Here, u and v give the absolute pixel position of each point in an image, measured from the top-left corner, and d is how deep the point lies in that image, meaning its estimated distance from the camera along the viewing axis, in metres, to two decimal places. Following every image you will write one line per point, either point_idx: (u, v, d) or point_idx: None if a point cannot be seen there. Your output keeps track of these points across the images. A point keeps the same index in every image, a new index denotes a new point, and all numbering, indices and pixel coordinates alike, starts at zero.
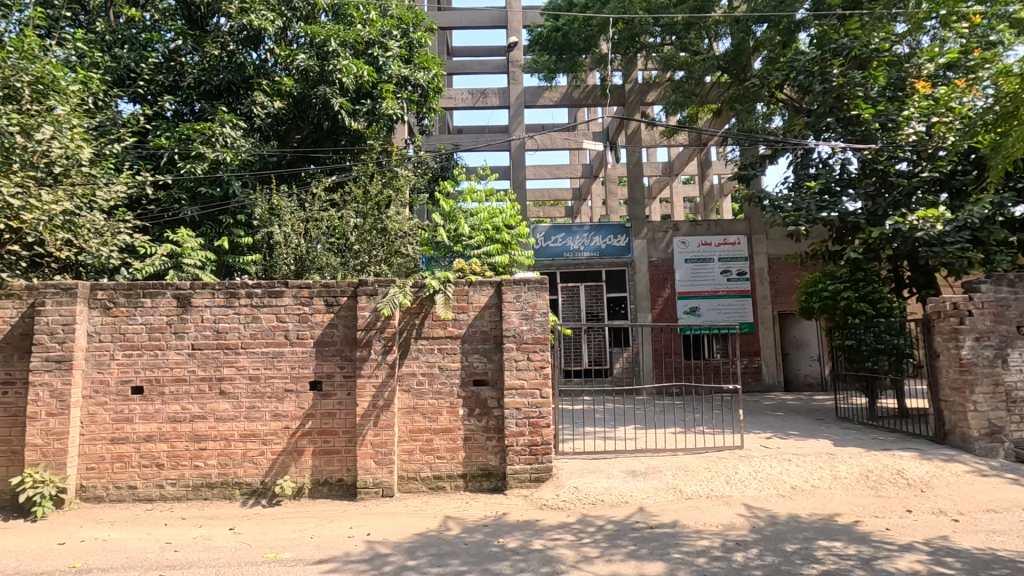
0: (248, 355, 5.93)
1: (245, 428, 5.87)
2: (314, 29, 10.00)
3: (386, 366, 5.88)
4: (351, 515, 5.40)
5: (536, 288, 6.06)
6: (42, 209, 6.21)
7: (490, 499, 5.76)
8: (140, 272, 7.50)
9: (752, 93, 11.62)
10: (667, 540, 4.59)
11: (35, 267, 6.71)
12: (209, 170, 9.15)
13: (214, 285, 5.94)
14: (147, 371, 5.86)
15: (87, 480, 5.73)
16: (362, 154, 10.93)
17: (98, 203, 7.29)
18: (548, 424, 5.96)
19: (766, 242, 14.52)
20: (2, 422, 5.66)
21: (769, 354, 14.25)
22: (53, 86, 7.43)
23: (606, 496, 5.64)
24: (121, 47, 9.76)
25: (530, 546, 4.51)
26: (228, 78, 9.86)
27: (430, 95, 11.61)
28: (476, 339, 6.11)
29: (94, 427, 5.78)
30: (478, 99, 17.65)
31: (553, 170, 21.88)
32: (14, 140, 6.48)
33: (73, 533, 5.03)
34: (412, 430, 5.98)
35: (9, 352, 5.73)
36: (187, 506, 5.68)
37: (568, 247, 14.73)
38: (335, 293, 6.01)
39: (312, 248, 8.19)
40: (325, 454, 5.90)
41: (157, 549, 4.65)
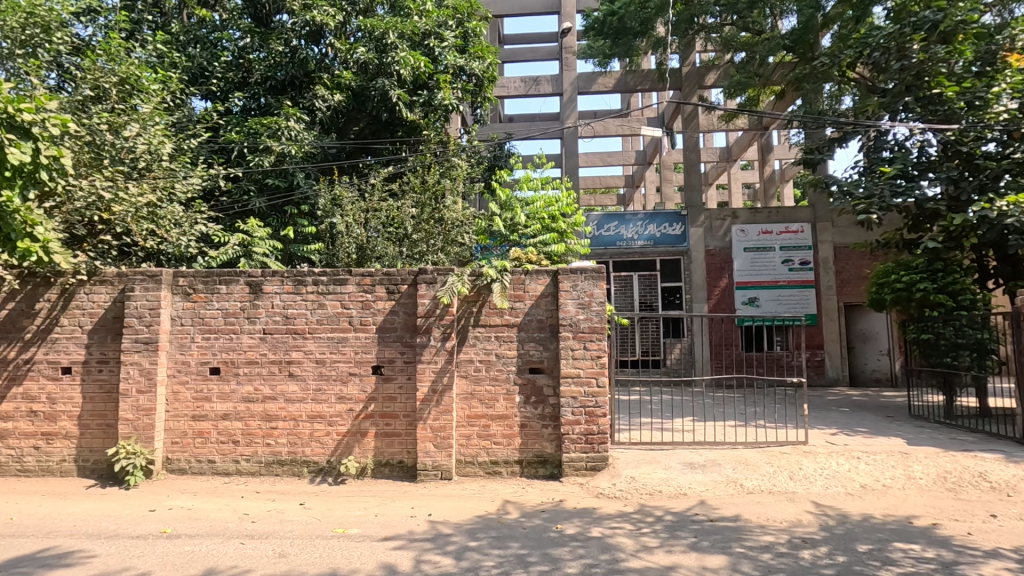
0: (315, 340, 6.21)
1: (312, 409, 6.17)
2: (372, 22, 10.18)
3: (445, 353, 6.02)
4: (413, 495, 5.60)
5: (592, 278, 6.03)
6: (130, 202, 6.72)
7: (547, 486, 5.82)
8: (215, 259, 7.91)
9: (821, 73, 11.04)
10: (729, 534, 4.52)
11: (125, 256, 7.21)
12: (276, 162, 9.57)
13: (283, 273, 6.23)
14: (224, 354, 6.23)
15: (172, 453, 6.17)
16: (419, 144, 11.10)
17: (178, 195, 7.65)
18: (605, 414, 5.95)
19: (831, 230, 13.86)
20: (98, 397, 6.17)
21: (833, 347, 13.65)
22: (138, 86, 8.02)
23: (664, 487, 5.59)
24: (193, 47, 10.32)
25: (589, 533, 4.55)
26: (291, 73, 10.16)
27: (485, 84, 11.69)
28: (532, 327, 6.14)
29: (178, 405, 6.21)
30: (531, 87, 17.63)
31: (605, 157, 21.60)
32: (105, 138, 7.05)
33: (161, 501, 5.46)
34: (470, 415, 6.11)
35: (103, 333, 6.22)
36: (261, 481, 6.04)
37: (622, 236, 14.60)
38: (396, 282, 6.19)
39: (371, 237, 8.41)
40: (386, 437, 6.12)
41: (237, 519, 4.97)
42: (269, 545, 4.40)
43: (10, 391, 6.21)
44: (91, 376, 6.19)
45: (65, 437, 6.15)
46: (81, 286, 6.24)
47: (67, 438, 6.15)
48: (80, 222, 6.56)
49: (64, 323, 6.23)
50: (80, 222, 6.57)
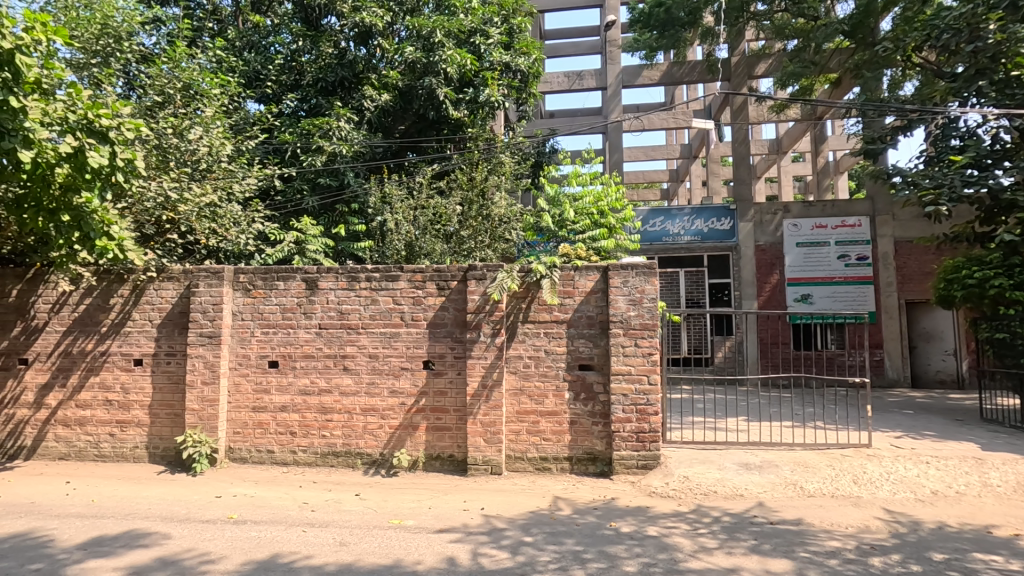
0: (368, 335, 6.35)
1: (366, 402, 6.31)
2: (420, 22, 10.32)
3: (495, 348, 6.05)
4: (464, 489, 5.67)
5: (643, 274, 5.93)
6: (194, 201, 7.06)
7: (597, 483, 5.79)
8: (271, 257, 8.21)
9: (883, 58, 10.55)
10: (792, 538, 4.38)
11: (188, 254, 7.54)
12: (327, 162, 9.82)
13: (337, 270, 6.39)
14: (281, 348, 6.45)
15: (234, 442, 6.43)
16: (463, 142, 11.18)
17: (236, 195, 7.94)
18: (656, 412, 5.86)
19: (891, 224, 13.22)
20: (167, 387, 6.49)
21: (894, 347, 13.03)
22: (200, 91, 8.40)
23: (718, 487, 5.47)
24: (248, 51, 10.72)
25: (645, 532, 4.49)
26: (341, 74, 10.39)
27: (530, 80, 11.69)
28: (581, 324, 6.10)
29: (239, 396, 6.47)
30: (574, 82, 17.54)
31: (649, 151, 21.25)
32: (170, 141, 7.39)
33: (226, 488, 5.71)
34: (519, 411, 6.13)
35: (171, 328, 6.54)
36: (317, 471, 6.23)
37: (668, 231, 14.37)
38: (446, 278, 6.26)
39: (420, 234, 8.54)
40: (437, 431, 6.20)
41: (297, 507, 5.14)
42: (330, 533, 4.54)
43: (88, 381, 6.60)
44: (160, 367, 6.52)
45: (138, 425, 6.50)
46: (150, 282, 6.57)
47: (140, 426, 6.50)
48: (149, 221, 6.94)
49: (136, 318, 6.57)
50: (149, 221, 6.94)
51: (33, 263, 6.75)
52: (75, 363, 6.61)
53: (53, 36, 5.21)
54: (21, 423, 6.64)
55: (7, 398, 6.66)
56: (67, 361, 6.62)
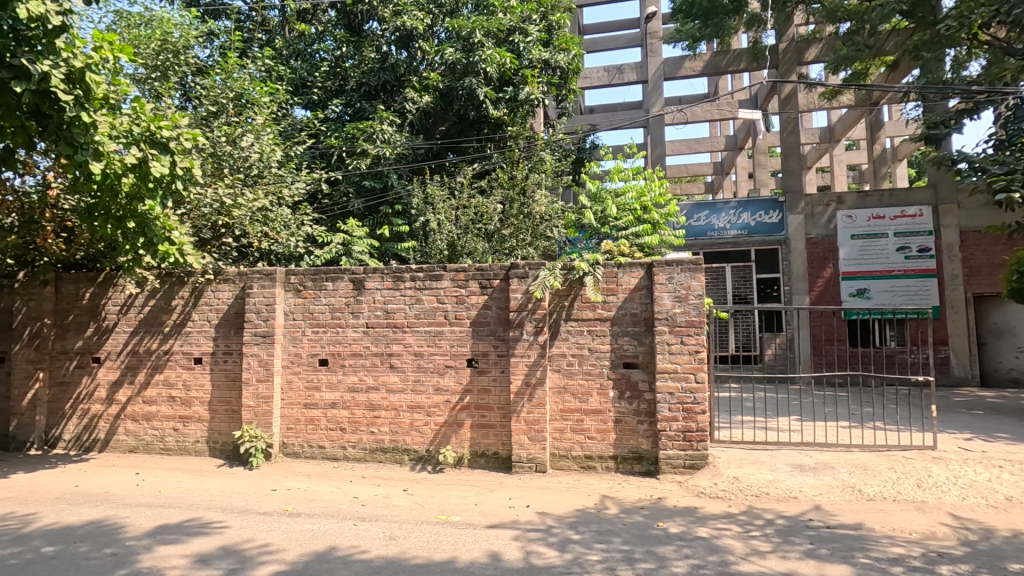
0: (413, 334, 6.46)
1: (412, 399, 6.43)
2: (460, 23, 10.43)
3: (538, 347, 6.05)
4: (509, 486, 5.70)
5: (689, 270, 5.80)
6: (247, 206, 7.36)
7: (644, 483, 5.71)
8: (320, 257, 8.49)
9: (946, 37, 9.92)
10: (852, 543, 4.20)
11: (242, 257, 7.82)
12: (371, 165, 10.05)
13: (383, 270, 6.54)
14: (331, 346, 6.65)
15: (288, 438, 6.67)
16: (504, 141, 11.24)
17: (286, 199, 8.23)
18: (704, 411, 5.74)
19: (956, 213, 12.48)
20: (225, 384, 6.80)
21: (960, 343, 12.31)
22: (250, 100, 8.75)
23: (771, 489, 5.32)
24: (295, 59, 11.08)
25: (695, 533, 4.40)
26: (383, 77, 10.62)
27: (569, 76, 11.64)
28: (626, 321, 6.02)
29: (292, 393, 6.70)
30: (614, 76, 17.35)
31: (692, 144, 20.78)
32: (225, 149, 7.70)
33: (281, 481, 5.94)
34: (563, 409, 6.11)
35: (228, 328, 6.84)
36: (366, 466, 6.40)
37: (713, 225, 14.02)
38: (489, 276, 6.30)
39: (462, 234, 8.62)
40: (482, 428, 6.26)
41: (348, 501, 5.30)
42: (380, 527, 4.66)
43: (154, 378, 6.98)
44: (218, 365, 6.83)
45: (199, 421, 6.83)
46: (208, 284, 6.89)
47: (201, 422, 6.84)
48: (207, 226, 7.26)
49: (195, 318, 6.91)
50: (206, 226, 7.25)
51: (103, 267, 7.18)
52: (142, 361, 7.01)
53: (119, 53, 5.55)
54: (94, 418, 7.09)
55: (82, 394, 7.12)
56: (135, 359, 7.03)
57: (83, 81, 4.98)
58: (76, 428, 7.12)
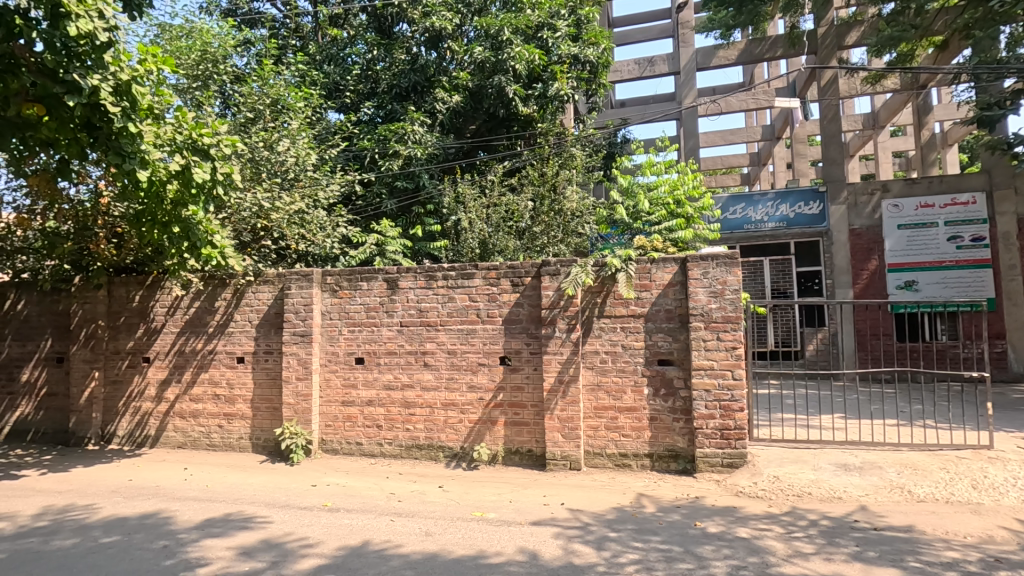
0: (447, 332, 6.52)
1: (446, 397, 6.50)
2: (488, 21, 10.45)
3: (571, 344, 6.02)
4: (543, 483, 5.70)
5: (725, 264, 5.67)
6: (284, 209, 7.58)
7: (680, 481, 5.62)
8: (355, 258, 8.68)
9: (1001, 12, 9.37)
10: (902, 546, 4.04)
11: (281, 259, 8.03)
12: (403, 165, 10.18)
13: (416, 269, 6.62)
14: (367, 345, 6.77)
15: (327, 435, 6.84)
16: (534, 138, 11.21)
17: (321, 201, 8.43)
18: (742, 408, 5.60)
19: (1013, 199, 11.82)
20: (266, 382, 7.01)
21: (1018, 337, 11.68)
22: (286, 105, 8.98)
23: (814, 489, 5.16)
24: (328, 64, 11.30)
25: (735, 534, 4.31)
26: (414, 78, 10.74)
27: (599, 70, 11.51)
28: (660, 318, 5.93)
29: (330, 391, 6.86)
30: (645, 68, 17.09)
31: (727, 135, 20.30)
32: (262, 154, 7.92)
33: (320, 477, 6.09)
34: (597, 407, 6.06)
35: (268, 327, 7.05)
36: (402, 463, 6.50)
37: (750, 218, 13.68)
38: (520, 274, 6.30)
39: (494, 232, 8.65)
40: (515, 425, 6.28)
41: (385, 497, 5.39)
42: (416, 523, 4.72)
43: (199, 376, 7.25)
44: (260, 364, 7.04)
45: (242, 418, 7.07)
46: (249, 286, 7.11)
47: (244, 418, 7.07)
48: (246, 229, 7.50)
49: (238, 319, 7.14)
50: (246, 229, 7.50)
51: (151, 271, 7.50)
52: (188, 361, 7.29)
53: (162, 65, 5.78)
54: (145, 415, 7.42)
55: (134, 392, 7.46)
56: (181, 359, 7.31)
57: (129, 93, 5.19)
58: (129, 425, 7.46)
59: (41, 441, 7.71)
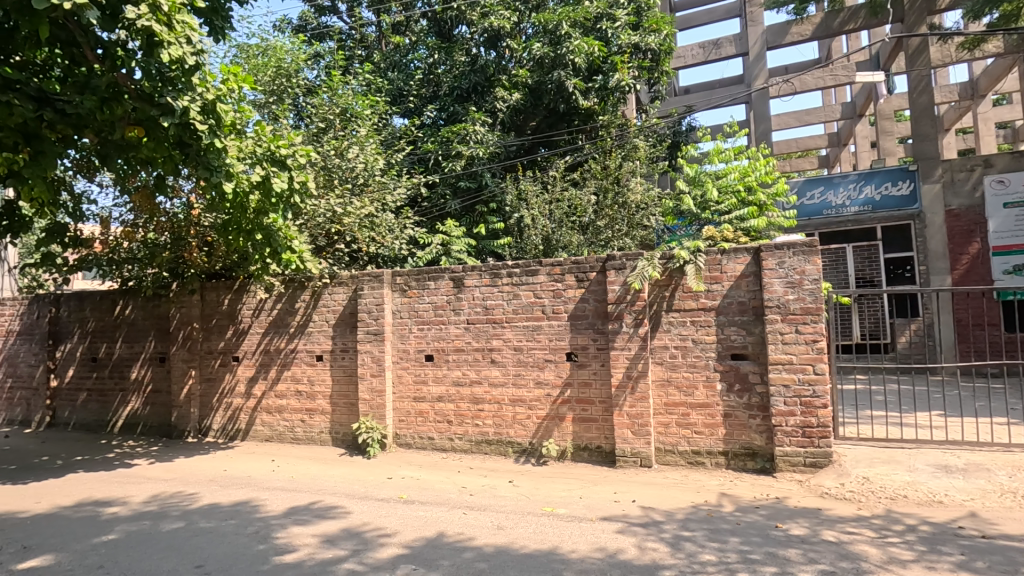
0: (512, 329, 6.58)
1: (514, 393, 6.55)
2: (546, 16, 10.42)
3: (638, 339, 5.92)
4: (613, 480, 5.63)
5: (803, 253, 5.36)
6: (355, 214, 7.92)
7: (758, 481, 5.39)
8: (422, 259, 8.95)
9: None
10: (1016, 556, 3.68)
11: (353, 261, 8.38)
12: (466, 165, 10.34)
13: (481, 267, 6.71)
14: (436, 342, 6.95)
15: (400, 429, 7.08)
16: (595, 131, 11.08)
17: (389, 205, 8.74)
18: (826, 405, 5.29)
19: None
20: (343, 379, 7.35)
21: None
22: (354, 114, 9.37)
23: (909, 492, 4.79)
24: (392, 71, 11.67)
25: (822, 537, 4.08)
26: (474, 79, 10.88)
27: (662, 57, 11.19)
28: (732, 310, 5.70)
29: (402, 388, 7.10)
30: (710, 51, 16.45)
31: (802, 116, 19.18)
32: (334, 161, 8.29)
33: (396, 470, 6.33)
34: (668, 403, 5.91)
35: (344, 327, 7.38)
36: (473, 458, 6.63)
37: (830, 202, 12.85)
38: (585, 269, 6.25)
39: (558, 227, 8.64)
40: (583, 422, 6.24)
41: (457, 491, 5.52)
42: (487, 516, 4.80)
43: (283, 374, 7.71)
44: (337, 362, 7.40)
45: (322, 413, 7.46)
46: (325, 287, 7.48)
47: (324, 413, 7.46)
48: (321, 234, 7.90)
49: (316, 319, 7.53)
50: (321, 234, 7.88)
51: (238, 276, 8.05)
52: (273, 359, 7.77)
53: (242, 83, 6.17)
54: (236, 410, 7.99)
55: (226, 389, 8.04)
56: (266, 357, 7.80)
57: (215, 111, 5.62)
58: (222, 419, 8.06)
59: (148, 433, 8.50)
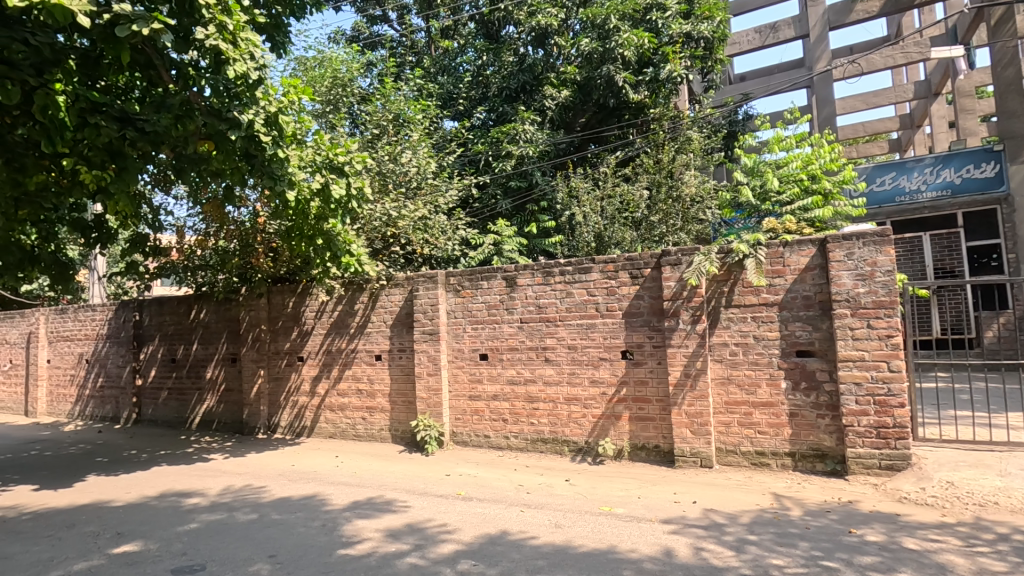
0: (566, 327, 6.55)
1: (568, 392, 6.53)
2: (594, 11, 10.28)
3: (696, 336, 5.76)
4: (673, 480, 5.52)
5: (875, 244, 5.06)
6: (409, 217, 8.11)
7: (829, 483, 5.13)
8: (475, 259, 9.07)
9: None
10: None
11: (409, 263, 8.58)
12: (516, 165, 10.38)
13: (533, 266, 6.72)
14: (490, 341, 7.02)
15: (457, 427, 7.20)
16: (646, 125, 10.91)
17: (442, 207, 8.91)
18: (902, 404, 4.97)
19: None
20: (401, 378, 7.55)
21: None
22: (406, 119, 9.61)
23: (1001, 499, 4.43)
24: (441, 75, 11.87)
25: (901, 544, 3.84)
26: (522, 79, 10.90)
27: (715, 45, 10.83)
28: (796, 305, 5.45)
29: (458, 386, 7.21)
30: (767, 36, 15.75)
31: (870, 98, 18.09)
32: (388, 166, 8.52)
33: (453, 467, 6.44)
34: (728, 402, 5.72)
35: (401, 327, 7.58)
36: (529, 456, 6.66)
37: (903, 188, 12.06)
38: (639, 266, 6.15)
39: (610, 224, 8.54)
40: (640, 421, 6.14)
41: (514, 489, 5.56)
42: (544, 514, 4.81)
43: (344, 373, 8.00)
44: (395, 361, 7.60)
45: (382, 411, 7.69)
46: (382, 289, 7.71)
47: (384, 411, 7.69)
48: (378, 238, 8.08)
49: (374, 320, 7.77)
50: (377, 238, 8.09)
51: (301, 280, 8.40)
52: (334, 359, 8.07)
53: (302, 95, 6.46)
54: (302, 407, 8.35)
55: (292, 388, 8.43)
56: (328, 357, 8.12)
57: (278, 123, 5.92)
58: (289, 417, 8.45)
59: (222, 430, 9.02)
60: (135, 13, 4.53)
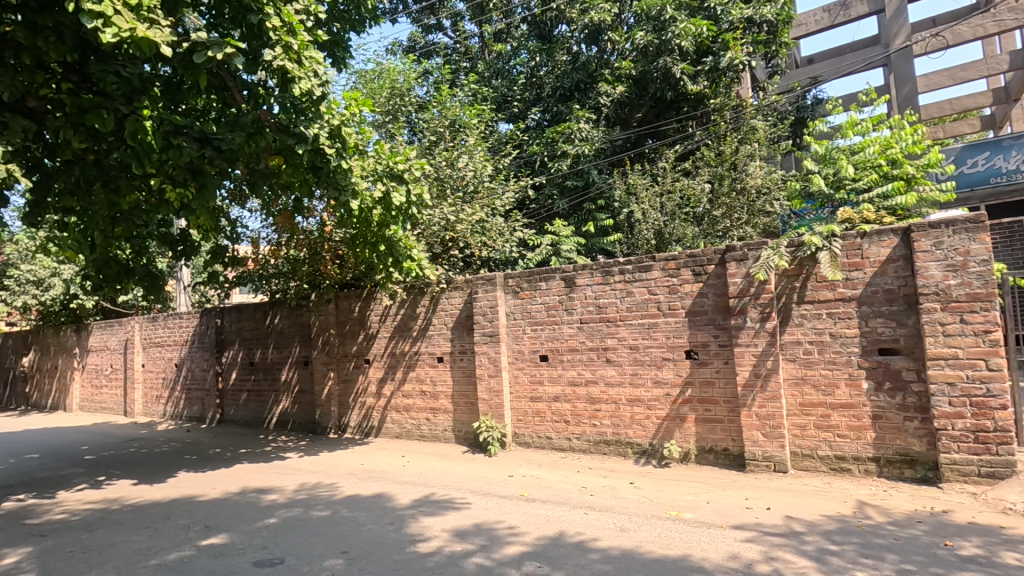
0: (627, 327, 6.43)
1: (631, 393, 6.40)
2: (649, 2, 10.01)
3: (765, 334, 5.49)
4: (744, 485, 5.29)
5: (968, 231, 4.65)
6: (467, 220, 8.21)
7: (919, 491, 4.75)
8: (533, 261, 9.10)
9: None
10: None
11: (468, 266, 8.68)
12: (572, 164, 10.31)
13: (592, 266, 6.63)
14: (550, 342, 6.99)
15: (519, 429, 7.23)
16: (707, 116, 10.58)
17: (499, 209, 8.99)
18: (1004, 406, 4.54)
19: None
20: (463, 379, 7.66)
21: None
22: (462, 124, 9.77)
23: None
24: (496, 78, 11.98)
25: (1006, 560, 3.50)
26: (576, 77, 10.80)
27: (780, 28, 10.28)
28: (877, 300, 5.10)
29: (519, 388, 7.23)
30: (837, 14, 14.86)
31: (958, 72, 16.63)
32: (446, 171, 8.68)
33: (516, 469, 6.46)
34: (803, 403, 5.42)
35: (461, 330, 7.69)
36: (591, 458, 6.58)
37: (999, 169, 11.03)
38: (702, 262, 5.94)
39: (670, 220, 8.31)
40: (707, 422, 5.92)
41: (578, 491, 5.51)
42: (609, 518, 4.73)
43: (408, 375, 8.21)
44: (456, 363, 7.73)
45: (445, 412, 7.84)
46: (442, 292, 7.86)
47: (447, 412, 7.83)
48: (437, 242, 8.19)
49: (435, 323, 7.93)
50: (437, 242, 8.19)
51: (365, 285, 8.68)
52: (399, 361, 8.30)
53: (362, 107, 6.69)
54: (369, 408, 8.65)
55: (360, 389, 8.74)
56: (393, 359, 8.36)
57: (340, 135, 6.12)
58: (358, 417, 8.76)
59: (296, 429, 9.49)
60: (210, 40, 4.86)
